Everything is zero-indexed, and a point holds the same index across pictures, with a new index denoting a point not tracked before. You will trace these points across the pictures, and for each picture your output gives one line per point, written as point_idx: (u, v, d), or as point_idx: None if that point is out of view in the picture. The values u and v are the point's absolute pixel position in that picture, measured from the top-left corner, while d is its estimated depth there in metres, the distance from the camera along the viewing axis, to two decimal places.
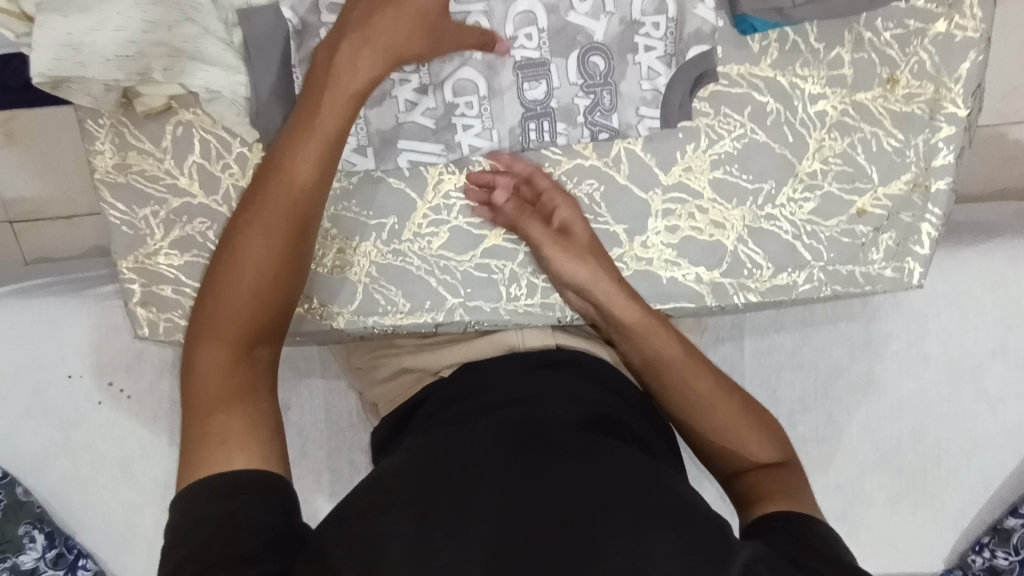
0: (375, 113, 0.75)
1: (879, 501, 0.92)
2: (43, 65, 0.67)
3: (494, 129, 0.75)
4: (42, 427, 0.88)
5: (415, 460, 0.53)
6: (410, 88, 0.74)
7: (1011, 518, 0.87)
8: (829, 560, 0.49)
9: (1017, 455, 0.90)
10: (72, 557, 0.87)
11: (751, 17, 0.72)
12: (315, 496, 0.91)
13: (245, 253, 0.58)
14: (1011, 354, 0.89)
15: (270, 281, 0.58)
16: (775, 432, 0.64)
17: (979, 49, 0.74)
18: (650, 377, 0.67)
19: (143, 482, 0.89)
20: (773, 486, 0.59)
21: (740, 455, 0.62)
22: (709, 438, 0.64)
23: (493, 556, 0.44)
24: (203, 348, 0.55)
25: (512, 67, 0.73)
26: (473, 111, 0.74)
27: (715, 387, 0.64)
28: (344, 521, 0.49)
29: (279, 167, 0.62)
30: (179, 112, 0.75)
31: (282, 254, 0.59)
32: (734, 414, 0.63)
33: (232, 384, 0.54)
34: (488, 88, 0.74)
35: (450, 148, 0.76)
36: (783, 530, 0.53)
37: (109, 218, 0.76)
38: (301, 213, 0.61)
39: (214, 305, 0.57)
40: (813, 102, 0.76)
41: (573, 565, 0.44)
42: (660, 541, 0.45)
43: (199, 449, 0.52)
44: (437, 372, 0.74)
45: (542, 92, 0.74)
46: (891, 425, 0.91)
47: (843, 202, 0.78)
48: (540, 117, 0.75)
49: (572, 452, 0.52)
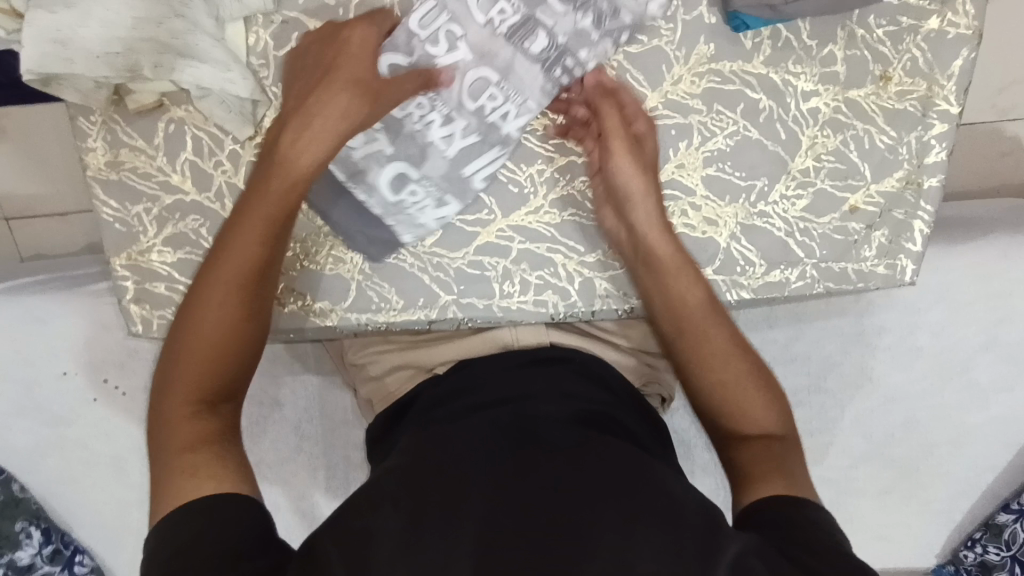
0: (432, 171, 0.75)
1: (870, 495, 0.93)
2: (33, 62, 0.67)
3: (529, 100, 0.74)
4: (36, 424, 0.88)
5: (406, 461, 0.54)
6: (437, 123, 0.73)
7: (1003, 514, 0.89)
8: (819, 556, 0.49)
9: (1008, 447, 0.91)
10: (69, 553, 0.89)
11: (744, 14, 0.71)
12: (310, 492, 0.91)
13: (199, 319, 0.58)
14: (1000, 345, 0.89)
15: (219, 346, 0.57)
16: (783, 405, 0.63)
17: (971, 46, 0.74)
18: (665, 322, 0.68)
19: (138, 478, 0.90)
20: (766, 461, 0.58)
21: (743, 422, 0.61)
22: (714, 398, 0.63)
23: (480, 553, 0.44)
24: (163, 427, 0.54)
25: (504, 42, 0.72)
26: (499, 100, 0.73)
27: (729, 340, 0.65)
28: (337, 518, 0.50)
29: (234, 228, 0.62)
30: (170, 109, 0.75)
31: (236, 315, 0.59)
32: (743, 371, 0.63)
33: (189, 435, 0.54)
34: (496, 69, 0.72)
35: (505, 143, 0.75)
36: (774, 522, 0.53)
37: (101, 215, 0.77)
38: (251, 277, 0.60)
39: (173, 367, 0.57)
40: (806, 99, 0.76)
41: (558, 559, 0.44)
42: (646, 539, 0.45)
43: (179, 468, 0.52)
44: (431, 368, 0.75)
45: (546, 42, 0.72)
46: (882, 418, 0.91)
47: (835, 199, 0.78)
48: (560, 59, 0.72)
49: (560, 448, 0.53)
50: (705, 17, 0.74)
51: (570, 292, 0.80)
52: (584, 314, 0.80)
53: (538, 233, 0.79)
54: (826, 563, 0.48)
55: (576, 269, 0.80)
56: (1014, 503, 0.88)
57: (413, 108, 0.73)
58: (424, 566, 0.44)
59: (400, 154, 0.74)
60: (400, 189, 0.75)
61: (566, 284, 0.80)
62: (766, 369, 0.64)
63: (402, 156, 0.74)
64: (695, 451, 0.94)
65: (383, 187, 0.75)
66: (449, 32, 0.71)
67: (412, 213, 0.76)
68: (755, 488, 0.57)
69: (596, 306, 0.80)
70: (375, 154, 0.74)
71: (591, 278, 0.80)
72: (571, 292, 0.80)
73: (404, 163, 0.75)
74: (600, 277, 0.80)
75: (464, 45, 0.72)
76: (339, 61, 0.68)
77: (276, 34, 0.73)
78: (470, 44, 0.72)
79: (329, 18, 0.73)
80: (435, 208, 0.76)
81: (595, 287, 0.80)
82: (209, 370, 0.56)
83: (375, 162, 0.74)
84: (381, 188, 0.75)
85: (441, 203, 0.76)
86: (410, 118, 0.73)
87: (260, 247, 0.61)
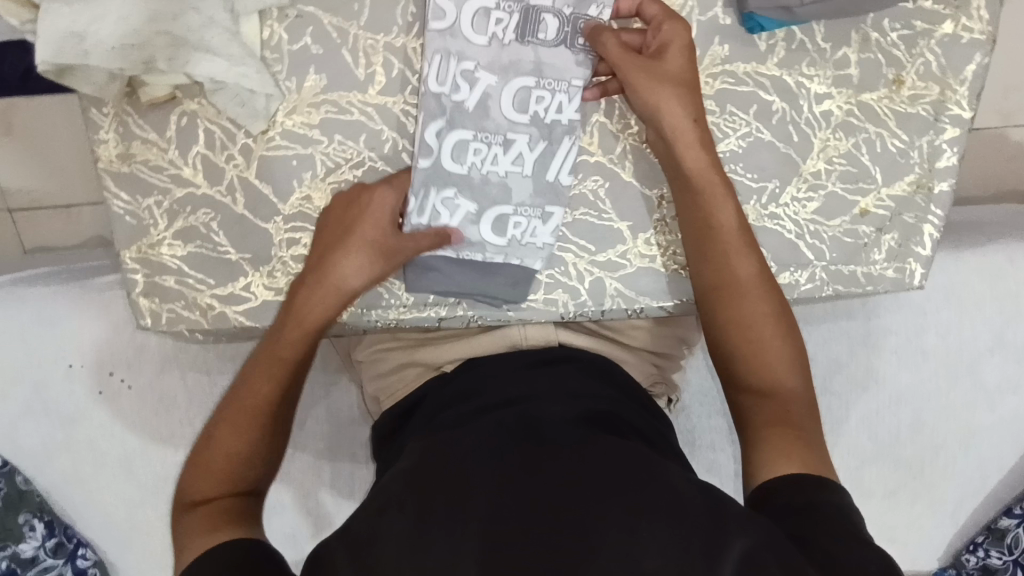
0: (523, 197, 0.76)
1: (877, 496, 0.93)
2: (47, 53, 0.66)
3: (570, 81, 0.73)
4: (41, 418, 0.88)
5: (411, 466, 0.55)
6: (503, 154, 0.75)
7: (1006, 518, 0.89)
8: (830, 544, 0.49)
9: (1013, 451, 0.92)
10: (71, 547, 0.89)
11: (758, 15, 0.71)
12: (316, 488, 0.91)
13: (215, 447, 0.62)
14: (1009, 348, 0.89)
15: (228, 468, 0.61)
16: (801, 357, 0.64)
17: (984, 50, 0.74)
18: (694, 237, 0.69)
19: (142, 472, 0.90)
20: (785, 424, 0.60)
21: (762, 375, 0.63)
22: (734, 339, 0.64)
23: (484, 549, 0.45)
24: (177, 538, 0.59)
25: (521, 43, 0.72)
26: (547, 96, 0.74)
27: (754, 274, 0.66)
28: (347, 532, 0.51)
29: (249, 372, 0.66)
30: (183, 102, 0.74)
31: (252, 449, 0.63)
32: (766, 313, 0.65)
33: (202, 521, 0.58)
34: (524, 74, 0.73)
35: (571, 131, 0.75)
36: (782, 510, 0.54)
37: (112, 207, 0.76)
38: (261, 419, 0.64)
39: (190, 480, 0.62)
40: (818, 102, 0.76)
41: (563, 554, 0.44)
42: (652, 533, 0.45)
43: (197, 526, 0.58)
44: (439, 367, 0.76)
45: (557, 21, 0.72)
46: (889, 420, 0.91)
47: (847, 201, 0.78)
48: (576, 28, 0.72)
49: (566, 444, 0.53)
50: (720, 18, 0.74)
51: (580, 291, 0.79)
52: (594, 314, 0.79)
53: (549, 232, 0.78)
54: (840, 556, 0.48)
55: (587, 268, 0.79)
56: (1016, 507, 0.89)
57: (470, 157, 0.74)
58: (429, 564, 0.45)
59: (478, 195, 0.76)
60: (505, 229, 0.77)
61: (577, 283, 0.79)
62: (789, 310, 0.66)
63: (487, 200, 0.76)
64: (699, 450, 0.94)
65: (486, 234, 0.77)
66: (465, 70, 0.72)
67: (529, 241, 0.77)
68: (775, 465, 0.58)
69: (606, 305, 0.79)
70: (462, 216, 0.76)
71: (602, 278, 0.79)
72: (581, 291, 0.79)
73: (496, 207, 0.76)
74: (610, 276, 0.79)
75: (482, 73, 0.72)
76: (358, 225, 0.72)
77: (290, 29, 0.73)
78: (488, 68, 0.72)
79: (344, 14, 0.73)
80: (545, 224, 0.77)
81: (606, 285, 0.79)
82: (214, 495, 0.60)
83: (467, 222, 0.76)
84: (484, 234, 0.76)
85: (546, 215, 0.77)
86: (474, 167, 0.75)
87: (273, 392, 0.65)
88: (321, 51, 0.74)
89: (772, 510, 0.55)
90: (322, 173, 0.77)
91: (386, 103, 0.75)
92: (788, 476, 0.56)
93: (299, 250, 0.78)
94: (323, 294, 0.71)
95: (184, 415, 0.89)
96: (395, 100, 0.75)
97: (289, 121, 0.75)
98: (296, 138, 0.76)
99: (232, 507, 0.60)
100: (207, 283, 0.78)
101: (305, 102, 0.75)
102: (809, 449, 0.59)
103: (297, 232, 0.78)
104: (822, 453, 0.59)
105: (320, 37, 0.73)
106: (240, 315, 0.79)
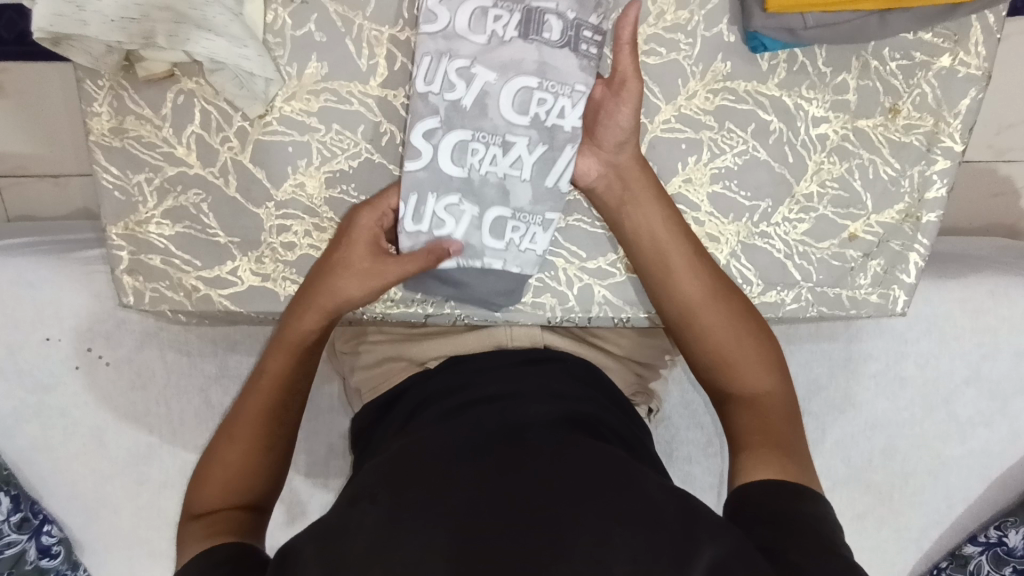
0: (523, 201, 0.74)
1: (845, 517, 0.95)
2: (44, 21, 0.65)
3: (575, 85, 0.70)
4: (13, 390, 0.86)
5: (387, 462, 0.55)
6: (501, 157, 0.72)
7: (970, 545, 0.90)
8: (800, 555, 0.49)
9: (980, 481, 0.93)
10: (36, 522, 0.87)
11: (761, 34, 0.72)
12: (292, 475, 0.91)
13: (214, 461, 0.63)
14: (983, 380, 0.90)
15: (230, 481, 0.61)
16: (774, 378, 0.65)
17: (979, 86, 0.75)
18: (648, 259, 0.70)
19: (116, 449, 0.89)
20: (766, 433, 0.62)
21: (738, 385, 0.65)
22: (708, 351, 0.66)
23: (458, 543, 0.45)
24: (176, 548, 0.59)
25: (521, 42, 0.69)
26: (547, 99, 0.71)
27: (706, 288, 0.68)
28: (317, 529, 0.51)
29: (242, 400, 0.65)
30: (181, 80, 0.73)
31: (253, 465, 0.63)
32: (729, 316, 0.67)
33: (200, 529, 0.58)
34: (528, 74, 0.70)
35: (573, 139, 0.71)
36: (755, 521, 0.55)
37: (101, 180, 0.75)
38: (264, 437, 0.64)
39: (192, 495, 0.62)
40: (816, 125, 0.77)
41: (537, 550, 0.44)
42: (625, 538, 0.45)
43: (195, 534, 0.58)
44: (423, 363, 0.75)
45: (560, 23, 0.69)
46: (863, 443, 0.93)
47: (836, 225, 0.79)
48: (580, 33, 0.70)
49: (546, 445, 0.53)
50: (725, 35, 0.74)
51: (569, 296, 0.81)
52: (581, 319, 0.81)
53: None
54: (807, 563, 0.48)
55: (576, 274, 0.81)
56: (980, 535, 0.90)
57: (470, 158, 0.72)
58: (404, 552, 0.45)
59: (469, 197, 0.74)
60: (504, 232, 0.75)
61: (565, 288, 0.81)
62: (761, 335, 0.67)
63: (475, 206, 0.74)
64: (676, 461, 0.95)
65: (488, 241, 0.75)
66: (460, 68, 0.70)
67: (527, 247, 0.76)
68: (754, 469, 0.60)
69: (593, 312, 0.81)
70: (468, 222, 0.74)
71: (591, 284, 0.81)
72: (569, 296, 0.81)
73: (494, 209, 0.74)
74: (599, 283, 0.81)
75: (478, 68, 0.70)
76: (343, 249, 0.71)
77: (294, 14, 0.73)
78: (485, 64, 0.70)
79: (350, 2, 0.72)
80: (545, 231, 0.76)
81: (593, 293, 0.81)
82: (214, 510, 0.60)
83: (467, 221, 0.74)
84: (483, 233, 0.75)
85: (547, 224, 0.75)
86: (474, 169, 0.73)
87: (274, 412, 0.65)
88: (324, 39, 0.73)
89: (747, 516, 0.56)
90: (317, 161, 0.76)
91: (386, 96, 0.75)
92: (764, 479, 0.58)
93: (289, 237, 0.78)
94: (314, 313, 0.68)
95: (161, 396, 0.88)
96: (396, 93, 0.74)
97: (288, 106, 0.74)
98: (293, 124, 0.75)
99: (230, 517, 0.59)
100: (194, 264, 0.78)
101: (305, 89, 0.74)
102: (789, 454, 0.60)
103: (288, 219, 0.77)
104: (801, 455, 0.61)
105: (324, 25, 0.73)
106: (226, 299, 0.79)
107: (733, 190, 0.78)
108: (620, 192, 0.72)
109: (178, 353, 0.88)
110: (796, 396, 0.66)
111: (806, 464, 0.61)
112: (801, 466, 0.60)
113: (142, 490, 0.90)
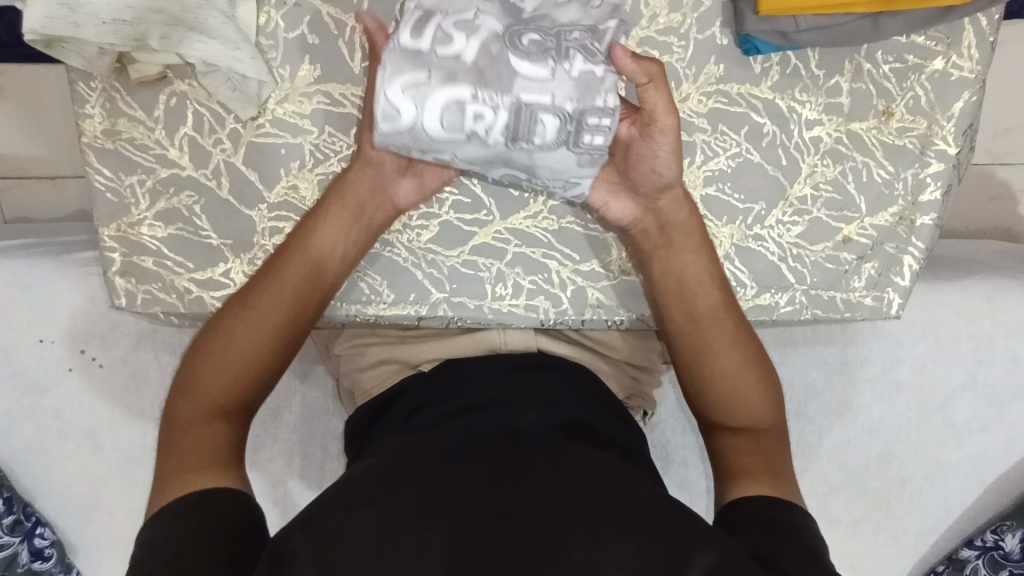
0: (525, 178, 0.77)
1: (842, 522, 0.94)
2: (37, 22, 0.65)
3: (569, 177, 0.68)
4: (6, 391, 0.86)
5: (378, 469, 0.54)
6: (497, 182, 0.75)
7: (967, 549, 0.90)
8: (794, 560, 0.49)
9: (977, 487, 0.93)
10: (30, 525, 0.88)
11: (754, 37, 0.72)
12: (286, 478, 0.91)
13: (217, 345, 0.63)
14: (979, 386, 0.90)
15: (232, 384, 0.62)
16: (773, 410, 0.66)
17: (973, 89, 0.75)
18: (670, 298, 0.69)
19: (108, 452, 0.88)
20: (754, 455, 0.63)
21: (732, 421, 0.65)
22: (714, 390, 0.66)
23: (450, 553, 0.45)
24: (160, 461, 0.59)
25: (512, 146, 0.65)
26: (537, 181, 0.70)
27: (726, 334, 0.66)
28: (308, 528, 0.50)
29: (281, 263, 0.68)
30: (173, 83, 0.74)
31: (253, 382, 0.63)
32: (743, 363, 0.66)
33: (196, 451, 0.59)
34: (517, 168, 0.69)
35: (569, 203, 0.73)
36: (750, 525, 0.55)
37: (94, 182, 0.76)
38: (280, 339, 0.65)
39: (191, 378, 0.62)
40: (809, 127, 0.77)
41: (530, 558, 0.44)
42: (619, 546, 0.45)
43: (192, 472, 0.57)
44: (416, 365, 0.75)
45: (556, 121, 0.64)
46: (859, 448, 0.92)
47: (831, 228, 0.79)
48: (580, 126, 0.64)
49: (540, 452, 0.53)
50: (717, 39, 0.75)
51: (562, 298, 0.80)
52: (574, 323, 0.80)
53: (536, 238, 0.80)
54: (799, 568, 0.49)
55: (570, 276, 0.81)
56: (977, 539, 0.89)
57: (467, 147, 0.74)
58: (397, 551, 0.45)
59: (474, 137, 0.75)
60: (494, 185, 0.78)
61: (559, 291, 0.81)
62: (768, 376, 0.67)
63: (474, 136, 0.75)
64: (672, 465, 0.94)
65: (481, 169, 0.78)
66: (440, 159, 0.68)
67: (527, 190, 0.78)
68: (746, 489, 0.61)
69: (586, 315, 0.80)
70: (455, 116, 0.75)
71: (584, 287, 0.81)
72: (563, 299, 0.80)
73: None
74: (592, 286, 0.81)
75: (460, 161, 0.68)
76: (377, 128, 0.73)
77: (287, 16, 0.73)
78: (466, 159, 0.68)
79: (343, 5, 0.72)
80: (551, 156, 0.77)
81: (587, 295, 0.81)
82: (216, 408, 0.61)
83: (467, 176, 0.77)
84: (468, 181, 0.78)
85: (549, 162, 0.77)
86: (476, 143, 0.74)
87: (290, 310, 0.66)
88: (317, 42, 0.73)
89: (743, 526, 0.56)
90: (310, 163, 0.76)
91: None
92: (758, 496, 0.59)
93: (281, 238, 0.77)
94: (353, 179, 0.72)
95: (154, 398, 0.88)
96: None
97: (280, 109, 0.74)
98: (285, 126, 0.75)
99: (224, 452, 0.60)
100: (186, 265, 0.78)
101: (297, 91, 0.74)
102: (777, 477, 0.62)
103: (281, 221, 0.77)
104: (786, 473, 0.63)
105: (317, 27, 0.73)
106: (217, 301, 0.78)
107: (728, 193, 0.78)
108: (653, 235, 0.71)
109: (171, 355, 0.88)
110: (784, 417, 0.67)
111: (792, 482, 0.63)
112: (790, 484, 0.62)
113: (133, 493, 0.89)
